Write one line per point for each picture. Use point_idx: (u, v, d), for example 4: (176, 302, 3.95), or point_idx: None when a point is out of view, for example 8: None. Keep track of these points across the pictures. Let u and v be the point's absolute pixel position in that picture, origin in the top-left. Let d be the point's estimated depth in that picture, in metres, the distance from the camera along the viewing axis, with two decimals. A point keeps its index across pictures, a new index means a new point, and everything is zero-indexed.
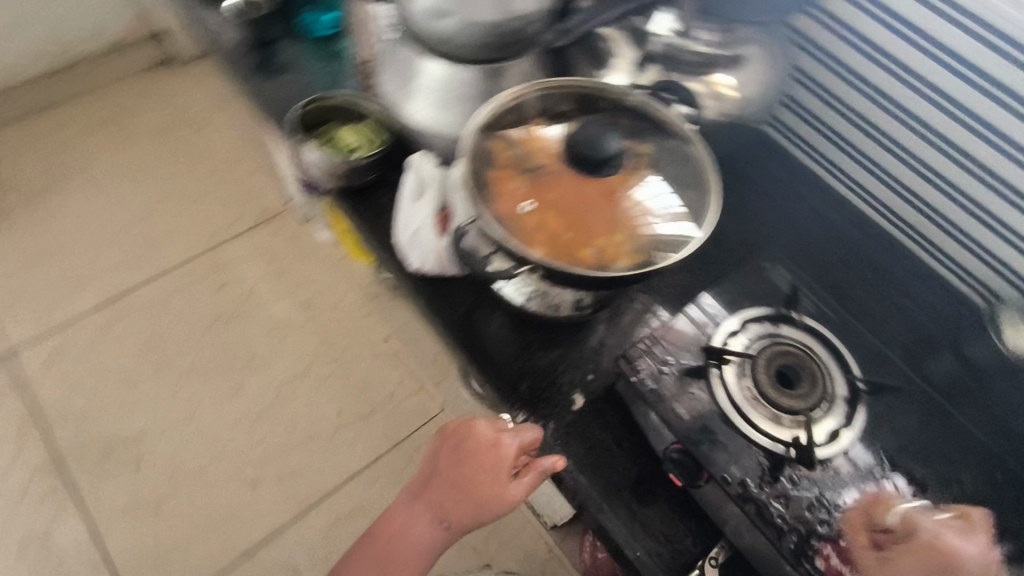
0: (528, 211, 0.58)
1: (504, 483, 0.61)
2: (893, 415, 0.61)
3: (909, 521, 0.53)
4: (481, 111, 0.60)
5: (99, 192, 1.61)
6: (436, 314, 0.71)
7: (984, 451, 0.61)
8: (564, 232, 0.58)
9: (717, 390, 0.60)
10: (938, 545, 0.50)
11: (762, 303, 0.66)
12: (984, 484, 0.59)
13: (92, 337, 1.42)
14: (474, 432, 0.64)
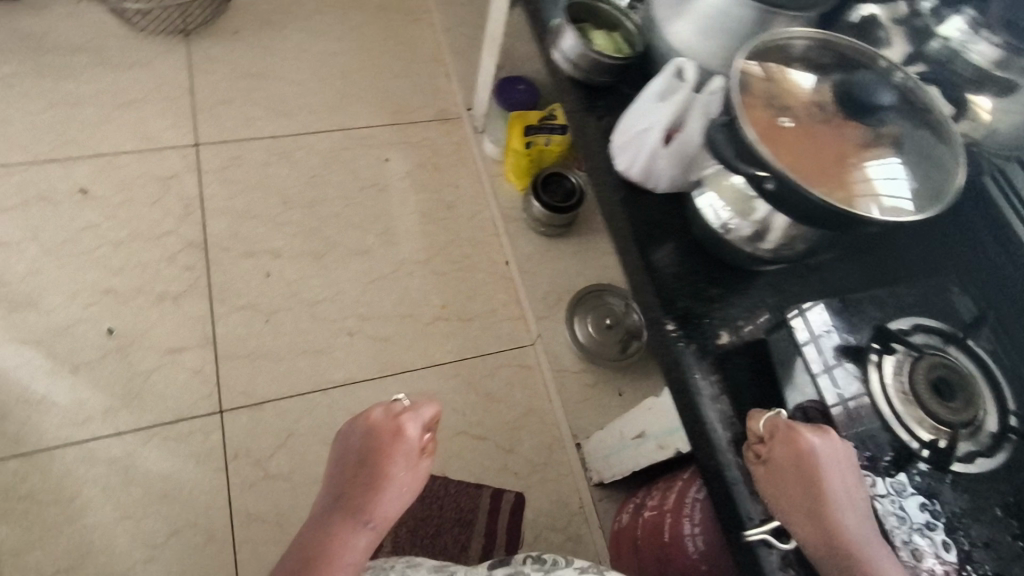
0: (770, 133, 0.61)
1: (397, 458, 0.81)
2: None
3: (779, 429, 0.57)
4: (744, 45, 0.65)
5: (313, 42, 1.77)
6: (623, 214, 0.75)
7: None
8: (799, 166, 0.60)
9: (872, 372, 0.61)
10: (802, 454, 0.55)
11: (937, 319, 0.66)
12: None
13: (266, 158, 1.57)
14: (376, 421, 0.83)
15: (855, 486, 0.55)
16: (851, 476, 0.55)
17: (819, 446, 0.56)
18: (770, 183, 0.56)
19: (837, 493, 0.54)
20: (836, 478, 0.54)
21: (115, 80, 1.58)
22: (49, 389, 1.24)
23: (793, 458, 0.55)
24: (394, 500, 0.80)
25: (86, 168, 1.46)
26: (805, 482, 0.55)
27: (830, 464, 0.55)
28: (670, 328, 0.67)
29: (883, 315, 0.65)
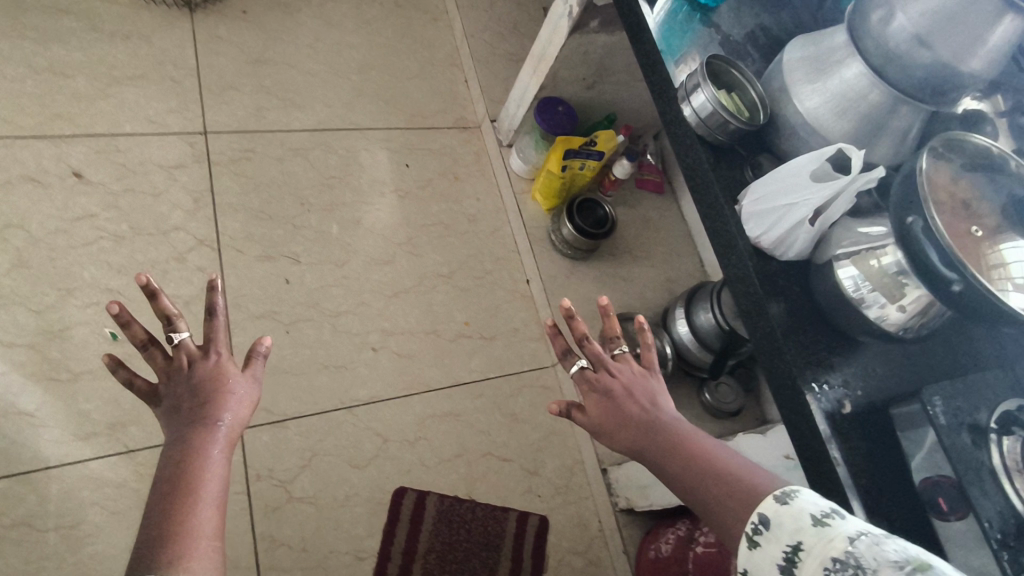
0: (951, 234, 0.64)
1: (225, 361, 0.70)
2: None
3: (585, 382, 0.76)
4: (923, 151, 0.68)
5: (328, 31, 1.67)
6: (751, 278, 0.76)
7: None
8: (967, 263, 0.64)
9: (993, 450, 0.66)
10: (597, 387, 0.74)
11: None
12: None
13: (278, 152, 1.46)
14: (172, 360, 0.69)
15: (654, 395, 0.72)
16: (648, 393, 0.72)
17: (614, 377, 0.74)
18: (959, 286, 0.59)
19: (637, 412, 0.71)
20: (632, 402, 0.72)
21: (110, 51, 1.42)
22: (44, 401, 1.11)
23: (596, 396, 0.74)
24: (235, 411, 0.67)
25: (79, 149, 1.30)
26: (611, 410, 0.72)
27: (625, 392, 0.73)
28: (806, 394, 0.70)
29: (997, 395, 0.70)
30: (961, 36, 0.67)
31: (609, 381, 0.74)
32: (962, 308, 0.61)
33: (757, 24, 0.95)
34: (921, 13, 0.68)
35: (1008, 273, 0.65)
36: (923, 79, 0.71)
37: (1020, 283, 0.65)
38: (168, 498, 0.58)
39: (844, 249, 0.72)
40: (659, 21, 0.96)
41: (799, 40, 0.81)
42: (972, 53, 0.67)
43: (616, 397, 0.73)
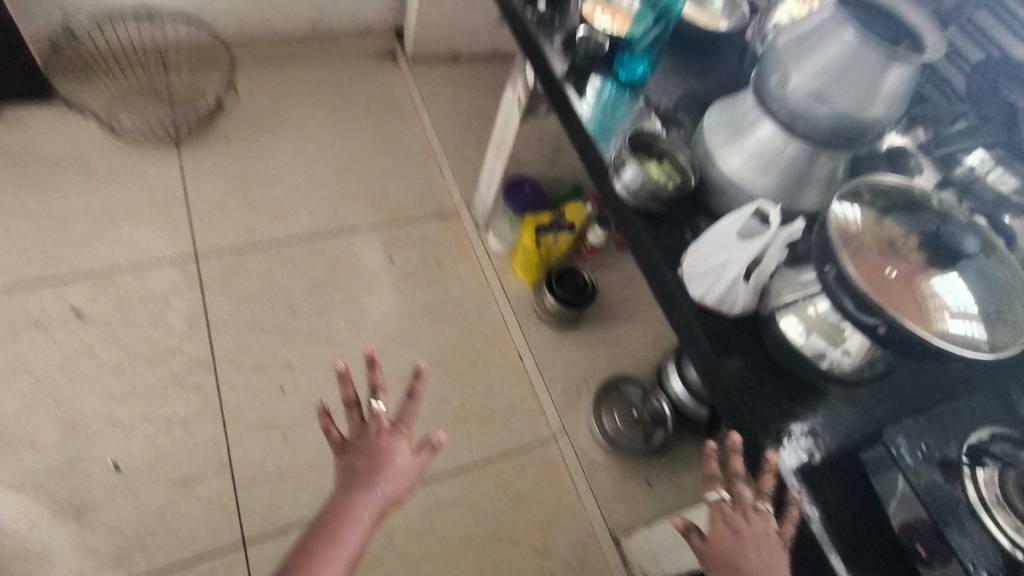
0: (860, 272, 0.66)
1: (398, 440, 0.98)
2: None
3: (716, 508, 0.71)
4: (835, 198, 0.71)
5: (305, 142, 1.77)
6: (701, 341, 0.78)
7: None
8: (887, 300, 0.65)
9: (966, 485, 0.65)
10: (731, 522, 0.69)
11: (1004, 424, 0.72)
12: None
13: (266, 264, 1.54)
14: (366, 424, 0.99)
15: (778, 564, 0.65)
16: (781, 555, 0.66)
17: (745, 525, 0.68)
18: (883, 328, 0.62)
19: (760, 561, 0.65)
20: (757, 551, 0.66)
21: (104, 194, 1.53)
22: (49, 539, 1.13)
23: (722, 524, 0.69)
24: (389, 482, 0.94)
25: (77, 288, 1.38)
26: (730, 549, 0.67)
27: (752, 541, 0.66)
28: (770, 451, 0.71)
29: (964, 428, 0.70)
30: (852, 87, 0.70)
31: (742, 527, 0.68)
32: (892, 346, 0.64)
33: (684, 91, 1.00)
34: (816, 72, 0.71)
35: (943, 301, 0.66)
36: (828, 131, 0.74)
37: (957, 309, 0.65)
38: (326, 534, 0.88)
39: (784, 300, 0.73)
40: (593, 108, 0.97)
41: (715, 105, 0.85)
42: (868, 101, 0.70)
43: (738, 545, 0.67)
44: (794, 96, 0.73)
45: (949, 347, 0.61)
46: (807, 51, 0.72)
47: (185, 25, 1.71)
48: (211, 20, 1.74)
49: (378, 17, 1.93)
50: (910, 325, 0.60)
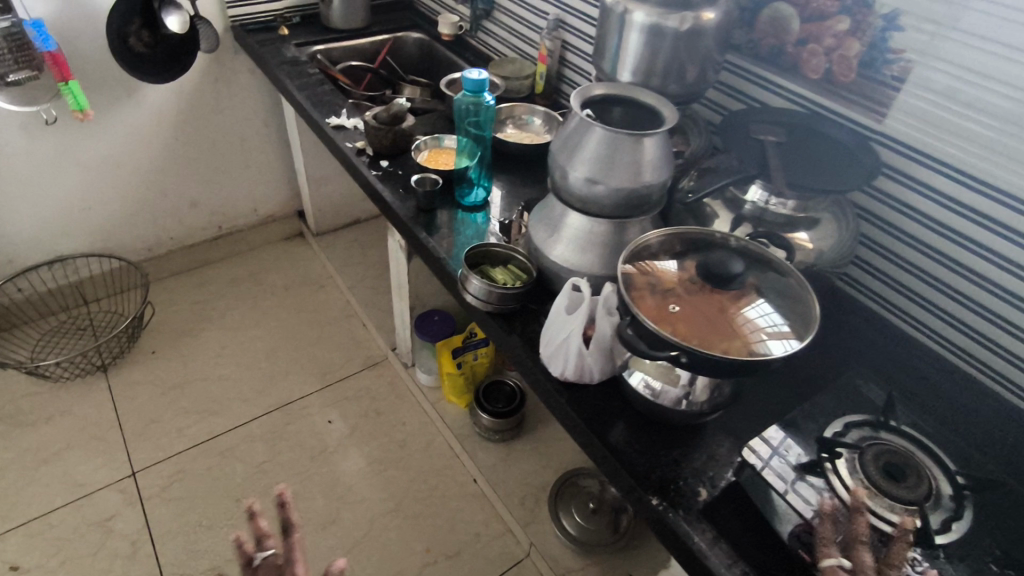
0: (662, 317, 0.73)
1: None
2: (998, 513, 0.69)
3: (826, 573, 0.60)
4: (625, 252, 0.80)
5: (229, 334, 1.85)
6: (573, 415, 0.81)
7: None
8: (688, 338, 0.71)
9: (834, 482, 0.70)
10: None
11: (857, 413, 0.79)
12: None
13: (205, 460, 1.54)
14: None
15: None
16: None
17: None
18: (685, 357, 0.68)
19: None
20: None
21: (33, 438, 1.55)
22: None
23: None
24: None
25: (13, 541, 1.36)
26: None
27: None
28: (654, 499, 0.72)
29: (819, 427, 0.78)
30: (617, 165, 0.82)
31: None
32: (709, 371, 0.70)
33: (524, 204, 1.15)
34: (583, 164, 0.83)
35: (757, 325, 0.72)
36: (616, 205, 0.85)
37: (771, 330, 0.72)
38: None
39: (625, 358, 0.79)
40: (447, 237, 1.07)
41: (535, 207, 0.97)
42: (637, 172, 0.82)
43: None
44: (576, 184, 0.85)
45: (746, 361, 0.68)
46: (573, 150, 0.85)
47: (97, 260, 1.83)
48: (120, 250, 1.87)
49: (279, 207, 2.12)
50: (692, 346, 0.67)
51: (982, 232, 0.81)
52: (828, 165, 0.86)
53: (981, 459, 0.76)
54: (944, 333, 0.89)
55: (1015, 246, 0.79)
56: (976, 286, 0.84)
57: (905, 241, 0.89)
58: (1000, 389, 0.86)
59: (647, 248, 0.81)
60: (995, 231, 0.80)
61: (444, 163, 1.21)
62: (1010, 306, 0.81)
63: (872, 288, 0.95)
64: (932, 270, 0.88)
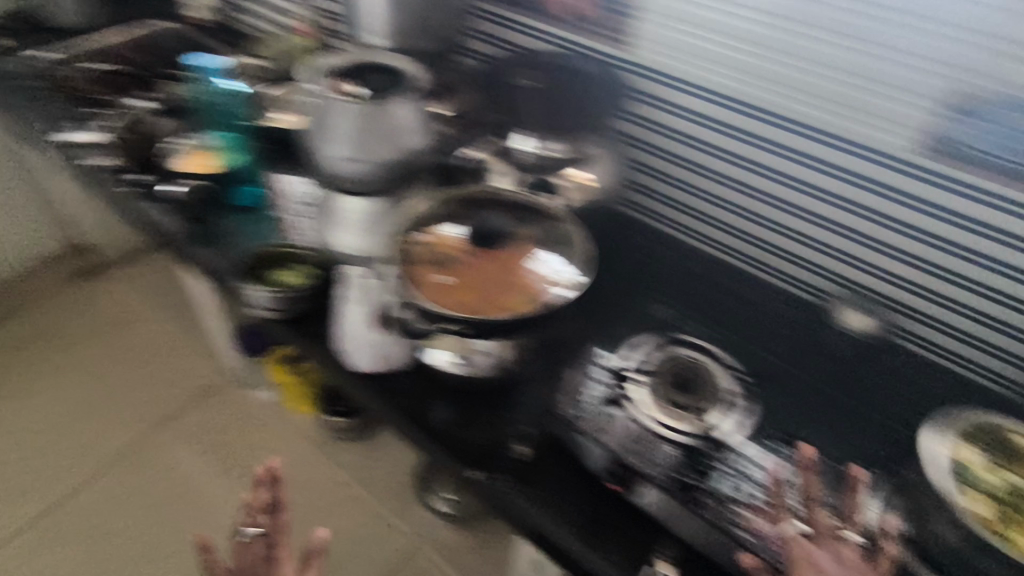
0: (451, 289, 0.74)
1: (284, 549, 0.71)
2: (773, 392, 0.78)
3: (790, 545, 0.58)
4: (403, 229, 0.80)
5: (21, 404, 1.59)
6: (388, 410, 0.79)
7: (847, 407, 0.77)
8: (468, 307, 0.73)
9: (635, 408, 0.73)
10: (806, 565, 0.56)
11: (648, 332, 0.84)
12: (858, 434, 0.74)
13: (23, 554, 1.34)
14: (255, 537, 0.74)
15: None
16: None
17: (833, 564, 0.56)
18: (470, 328, 0.70)
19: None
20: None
21: None
22: None
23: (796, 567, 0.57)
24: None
25: None
26: None
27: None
28: (477, 472, 0.73)
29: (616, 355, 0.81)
30: (380, 140, 0.80)
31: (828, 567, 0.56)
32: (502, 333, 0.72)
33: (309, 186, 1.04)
34: (343, 143, 0.79)
35: (544, 275, 0.77)
36: (389, 179, 0.81)
37: (557, 276, 0.77)
38: None
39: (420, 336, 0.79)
40: (226, 246, 0.95)
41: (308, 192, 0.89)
42: (403, 145, 0.81)
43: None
44: (342, 166, 0.80)
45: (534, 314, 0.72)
46: (329, 130, 0.80)
47: None
48: None
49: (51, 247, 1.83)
50: (478, 318, 0.69)
51: (699, 129, 0.90)
52: (582, 109, 0.93)
53: (762, 343, 0.84)
54: (717, 237, 0.95)
55: (753, 146, 0.86)
56: (707, 181, 0.92)
57: (667, 159, 0.95)
58: (773, 279, 0.92)
59: (426, 220, 0.82)
60: (736, 136, 0.87)
61: (198, 163, 1.03)
62: (732, 192, 0.91)
63: (649, 210, 0.99)
64: (694, 182, 0.94)
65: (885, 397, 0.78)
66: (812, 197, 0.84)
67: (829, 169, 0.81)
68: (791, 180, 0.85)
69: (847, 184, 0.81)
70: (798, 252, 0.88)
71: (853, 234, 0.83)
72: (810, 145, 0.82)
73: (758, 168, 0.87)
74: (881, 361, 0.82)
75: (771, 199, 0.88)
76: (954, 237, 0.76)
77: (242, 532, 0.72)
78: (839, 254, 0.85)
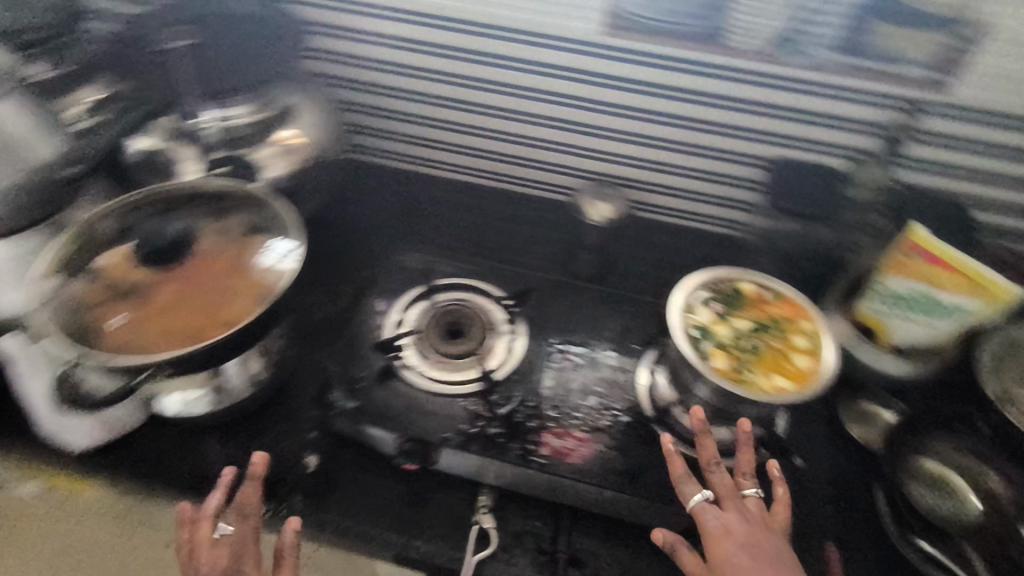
0: (141, 319, 0.63)
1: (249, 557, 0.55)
2: (541, 301, 0.82)
3: (704, 515, 0.56)
4: (44, 260, 0.62)
5: None
6: (136, 481, 0.67)
7: (606, 293, 0.84)
8: (180, 344, 0.61)
9: (408, 374, 0.70)
10: (720, 535, 0.54)
11: (407, 285, 0.80)
12: (620, 317, 0.81)
13: None
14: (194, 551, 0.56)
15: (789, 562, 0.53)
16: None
17: (744, 525, 0.55)
18: (169, 368, 0.58)
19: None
20: (774, 569, 0.51)
21: None
22: None
23: (712, 536, 0.54)
24: None
25: None
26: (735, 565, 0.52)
27: (753, 548, 0.53)
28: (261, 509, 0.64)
29: (381, 320, 0.76)
30: None
31: (740, 528, 0.54)
32: (218, 360, 0.61)
33: None
34: None
35: (264, 263, 0.67)
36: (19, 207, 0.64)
37: (278, 261, 0.67)
38: None
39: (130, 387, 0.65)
40: None
41: None
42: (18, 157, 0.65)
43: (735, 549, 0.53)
44: None
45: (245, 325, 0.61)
46: None
47: None
48: None
49: None
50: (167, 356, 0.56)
51: (398, 54, 0.85)
52: (250, 52, 0.78)
53: (519, 255, 0.89)
54: (450, 159, 0.95)
55: (450, 59, 0.84)
56: (431, 104, 0.89)
57: (376, 91, 0.90)
58: (509, 186, 0.96)
59: (80, 239, 0.65)
60: (433, 53, 0.84)
61: None
62: (458, 109, 0.89)
63: (380, 149, 0.97)
64: (411, 109, 0.91)
65: (633, 274, 0.88)
66: (519, 97, 0.85)
67: (525, 66, 0.82)
68: (496, 86, 0.85)
69: (553, 78, 0.82)
70: (523, 153, 0.92)
71: (567, 124, 0.87)
72: (501, 46, 0.81)
73: (461, 81, 0.86)
74: (624, 240, 0.92)
75: (483, 109, 0.88)
76: (653, 106, 0.82)
77: (218, 528, 0.57)
78: (560, 146, 0.89)
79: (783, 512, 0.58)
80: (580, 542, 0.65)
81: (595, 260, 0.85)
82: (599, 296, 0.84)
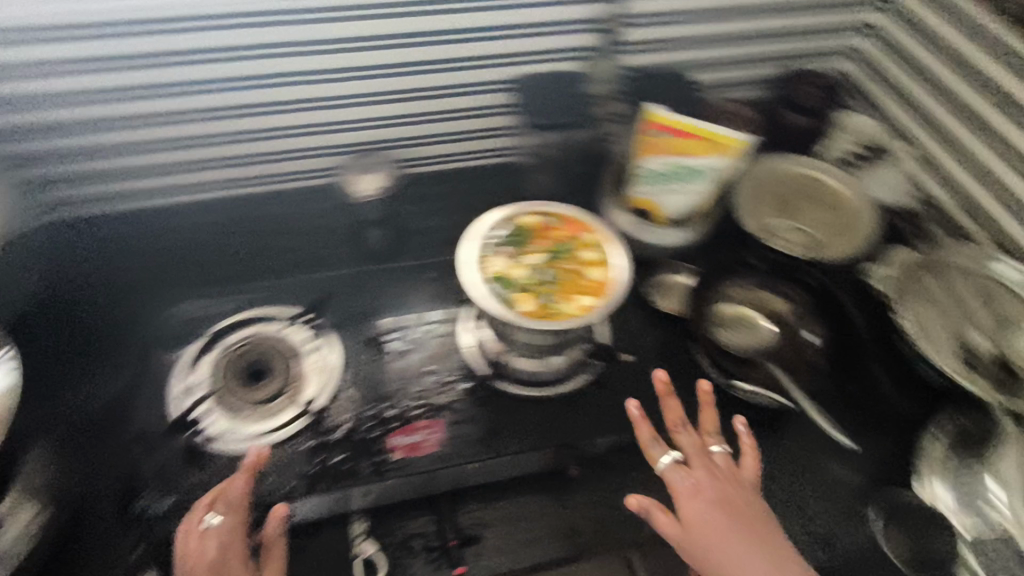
0: None
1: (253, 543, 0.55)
2: (338, 301, 0.77)
3: (676, 475, 0.59)
4: None
5: None
6: None
7: (400, 266, 0.82)
8: None
9: (218, 443, 0.64)
10: (692, 494, 0.57)
11: (184, 343, 0.72)
12: (423, 285, 0.80)
13: None
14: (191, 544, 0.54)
15: (757, 513, 0.57)
16: (773, 533, 0.56)
17: (711, 481, 0.58)
18: None
19: (737, 550, 0.54)
20: (744, 524, 0.55)
21: None
22: None
23: (682, 493, 0.58)
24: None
25: None
26: (708, 519, 0.55)
27: (722, 501, 0.57)
28: None
29: (168, 392, 0.67)
30: None
31: (708, 483, 0.58)
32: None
33: None
34: None
35: None
36: None
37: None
38: None
39: None
40: None
41: None
42: None
43: (704, 504, 0.56)
44: None
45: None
46: None
47: None
48: None
49: None
50: None
51: (48, 82, 0.66)
52: None
53: (299, 260, 0.81)
54: (176, 183, 0.79)
55: (124, 70, 0.67)
56: (110, 131, 0.72)
57: (41, 134, 0.70)
58: (257, 186, 0.82)
59: None
60: (96, 68, 0.66)
61: None
62: (151, 127, 0.73)
63: (77, 199, 0.76)
64: (98, 142, 0.72)
65: (425, 236, 0.85)
66: (229, 90, 0.72)
67: (219, 55, 0.69)
68: (199, 87, 0.71)
69: (262, 58, 0.70)
70: (260, 150, 0.79)
71: (296, 104, 0.76)
72: (181, 40, 0.66)
73: (151, 92, 0.70)
74: (408, 205, 0.86)
75: (193, 117, 0.73)
76: (376, 60, 0.75)
77: (206, 520, 0.55)
78: (300, 129, 0.78)
79: (752, 468, 0.62)
80: (473, 520, 0.63)
81: (384, 233, 0.81)
82: (399, 270, 0.82)
